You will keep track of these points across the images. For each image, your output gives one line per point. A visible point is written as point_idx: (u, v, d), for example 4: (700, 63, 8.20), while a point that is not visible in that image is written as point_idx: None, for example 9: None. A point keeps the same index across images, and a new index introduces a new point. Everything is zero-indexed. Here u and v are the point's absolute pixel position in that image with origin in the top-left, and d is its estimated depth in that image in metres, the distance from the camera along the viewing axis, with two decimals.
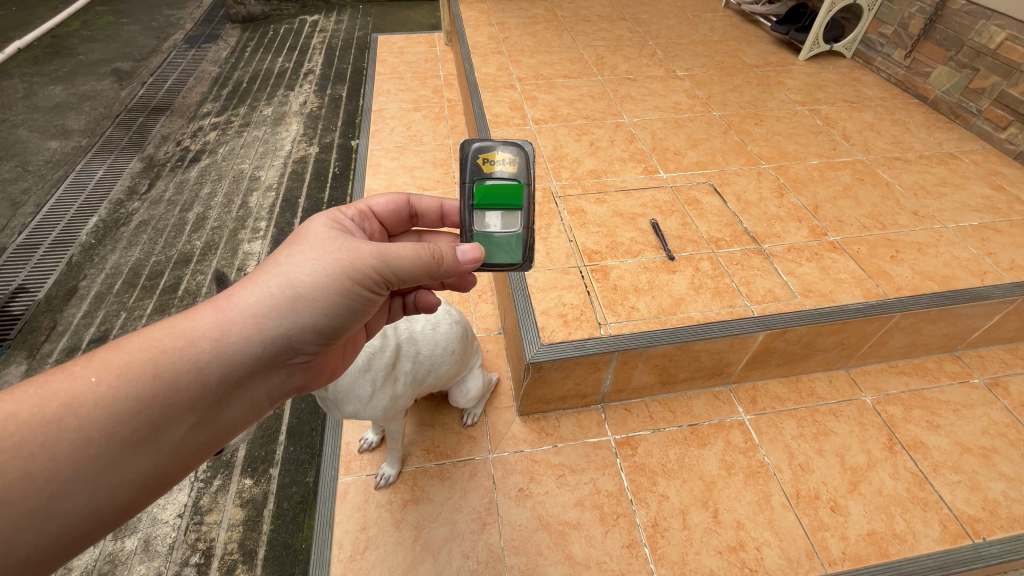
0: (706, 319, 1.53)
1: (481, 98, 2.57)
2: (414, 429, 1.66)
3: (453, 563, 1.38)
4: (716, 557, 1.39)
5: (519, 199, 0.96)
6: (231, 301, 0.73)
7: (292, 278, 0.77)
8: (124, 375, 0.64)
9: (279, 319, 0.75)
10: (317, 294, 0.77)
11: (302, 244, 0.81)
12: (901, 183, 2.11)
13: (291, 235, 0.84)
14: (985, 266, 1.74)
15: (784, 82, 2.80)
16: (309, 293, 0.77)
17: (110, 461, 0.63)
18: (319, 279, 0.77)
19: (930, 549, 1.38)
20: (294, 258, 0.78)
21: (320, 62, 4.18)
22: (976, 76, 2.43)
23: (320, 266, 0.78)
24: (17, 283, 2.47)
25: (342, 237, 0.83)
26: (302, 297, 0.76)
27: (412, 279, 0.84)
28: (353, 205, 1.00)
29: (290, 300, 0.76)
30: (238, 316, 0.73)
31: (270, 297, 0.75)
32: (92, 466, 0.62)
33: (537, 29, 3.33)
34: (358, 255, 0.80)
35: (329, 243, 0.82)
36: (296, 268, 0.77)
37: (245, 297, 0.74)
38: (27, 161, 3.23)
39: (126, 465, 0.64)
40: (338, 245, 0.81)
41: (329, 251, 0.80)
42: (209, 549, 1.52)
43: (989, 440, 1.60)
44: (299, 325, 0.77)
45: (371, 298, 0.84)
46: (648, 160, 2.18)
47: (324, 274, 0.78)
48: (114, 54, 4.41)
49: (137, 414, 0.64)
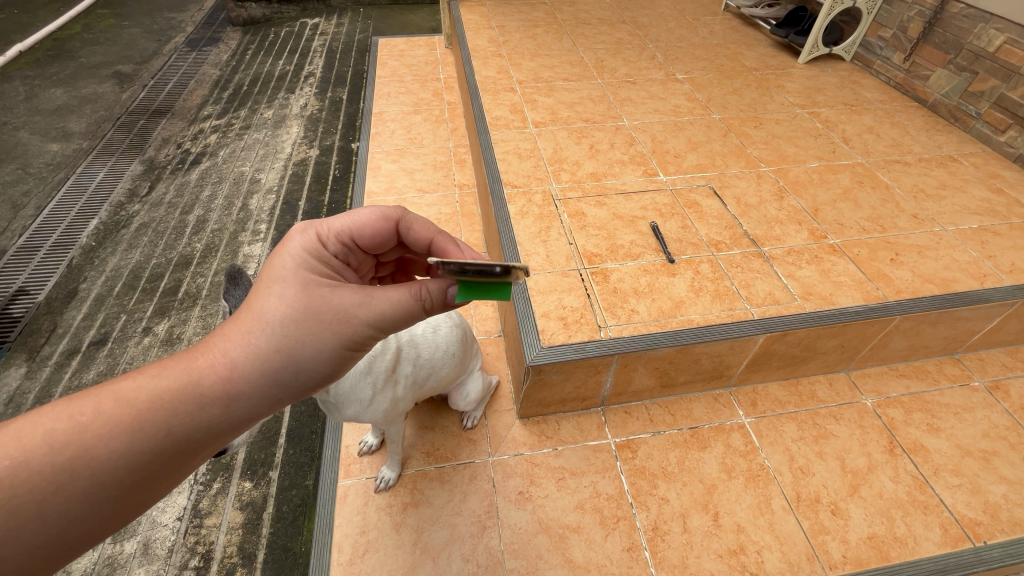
0: (705, 322, 1.53)
1: (481, 101, 2.57)
2: (414, 433, 1.66)
3: (453, 567, 1.38)
4: (716, 561, 1.38)
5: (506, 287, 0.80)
6: (232, 361, 0.69)
7: (291, 346, 0.73)
8: (132, 429, 0.62)
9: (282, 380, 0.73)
10: (320, 359, 0.75)
11: (297, 300, 0.74)
12: (901, 186, 2.11)
13: (277, 284, 0.76)
14: (985, 269, 1.74)
15: (784, 85, 2.80)
16: (314, 357, 0.75)
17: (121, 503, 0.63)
18: (319, 348, 0.75)
19: (930, 553, 1.37)
20: (289, 320, 0.73)
21: (320, 65, 4.19)
22: (975, 79, 2.43)
23: (320, 333, 0.75)
24: (17, 285, 2.47)
25: (335, 290, 0.77)
26: (302, 364, 0.74)
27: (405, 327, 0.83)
28: (334, 236, 0.86)
29: (289, 367, 0.73)
30: (239, 378, 0.69)
31: (273, 358, 0.72)
32: (103, 507, 0.62)
33: (536, 32, 3.33)
34: (357, 322, 0.77)
35: (326, 299, 0.76)
36: (295, 334, 0.73)
37: (244, 354, 0.70)
38: (27, 164, 3.23)
39: (136, 502, 0.65)
40: (334, 304, 0.76)
41: (325, 314, 0.75)
42: (208, 552, 1.51)
43: (990, 443, 1.60)
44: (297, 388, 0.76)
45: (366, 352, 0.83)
46: (648, 164, 2.18)
47: (324, 341, 0.75)
48: (115, 57, 4.42)
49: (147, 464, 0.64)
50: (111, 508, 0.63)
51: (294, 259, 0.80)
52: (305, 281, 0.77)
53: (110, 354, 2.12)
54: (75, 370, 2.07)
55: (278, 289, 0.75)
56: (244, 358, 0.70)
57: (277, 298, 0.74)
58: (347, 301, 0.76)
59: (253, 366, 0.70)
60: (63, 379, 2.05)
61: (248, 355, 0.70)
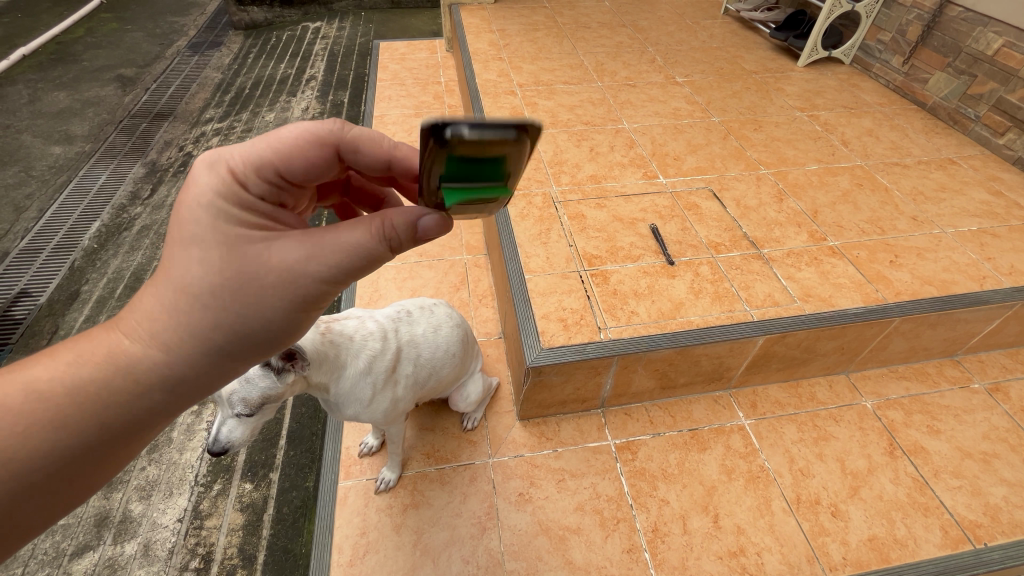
0: (705, 323, 1.54)
1: (481, 104, 2.59)
2: (414, 434, 1.67)
3: (453, 568, 1.38)
4: (717, 562, 1.38)
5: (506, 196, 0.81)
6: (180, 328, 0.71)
7: (239, 317, 0.73)
8: (106, 403, 0.69)
9: (226, 359, 0.77)
10: (265, 327, 0.76)
11: (225, 264, 0.71)
12: (900, 189, 2.11)
13: (198, 244, 0.71)
14: (984, 271, 1.74)
15: (783, 88, 2.82)
16: (255, 330, 0.75)
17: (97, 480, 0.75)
18: (266, 312, 0.74)
19: (931, 555, 1.37)
20: (225, 291, 0.71)
21: (322, 68, 4.22)
22: (974, 82, 2.44)
23: (264, 300, 0.73)
24: (19, 287, 2.48)
25: (270, 247, 0.72)
26: (246, 338, 0.75)
27: (370, 271, 0.78)
28: (253, 171, 0.75)
29: (233, 335, 0.74)
30: (187, 350, 0.72)
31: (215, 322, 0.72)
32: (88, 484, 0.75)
33: (537, 36, 3.35)
34: (310, 285, 0.73)
35: (257, 257, 0.72)
36: (234, 297, 0.71)
37: (174, 338, 0.72)
38: (30, 166, 3.25)
39: (118, 470, 0.77)
40: (271, 265, 0.72)
41: (266, 277, 0.72)
42: (209, 554, 1.52)
43: (990, 445, 1.60)
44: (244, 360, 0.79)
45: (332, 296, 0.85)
46: (648, 166, 2.19)
47: (270, 309, 0.74)
48: (118, 60, 4.45)
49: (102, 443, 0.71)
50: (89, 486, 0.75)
51: (204, 206, 0.71)
52: (230, 236, 0.72)
53: None
54: None
55: (202, 252, 0.70)
56: (173, 340, 0.72)
57: (200, 264, 0.70)
58: (290, 261, 0.72)
59: (190, 346, 0.72)
60: None
61: (179, 338, 0.72)
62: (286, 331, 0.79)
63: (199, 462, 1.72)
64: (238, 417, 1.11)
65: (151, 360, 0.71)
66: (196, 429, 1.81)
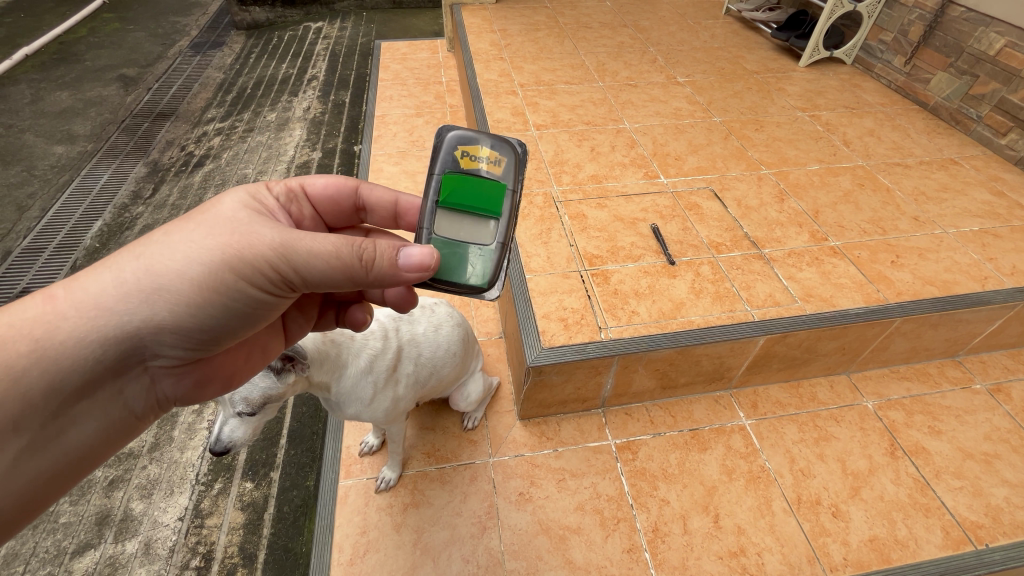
0: (705, 323, 1.53)
1: (483, 103, 2.59)
2: (415, 433, 1.67)
3: (453, 567, 1.38)
4: (717, 562, 1.38)
5: (498, 204, 0.92)
6: (134, 273, 0.77)
7: (191, 270, 0.78)
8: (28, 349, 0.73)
9: (131, 303, 0.77)
10: (187, 277, 0.78)
11: (204, 226, 0.80)
12: (901, 189, 2.11)
13: (197, 211, 0.83)
14: (986, 271, 1.74)
15: (784, 88, 2.81)
16: (182, 282, 0.78)
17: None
18: (196, 257, 0.78)
19: (932, 556, 1.37)
20: (182, 230, 0.80)
21: (323, 68, 4.22)
22: (976, 83, 2.44)
23: (205, 243, 0.79)
24: (21, 287, 2.49)
25: (252, 224, 0.82)
26: (165, 283, 0.78)
27: (329, 276, 0.80)
28: (284, 183, 1.01)
29: (155, 273, 0.77)
30: (135, 301, 0.77)
31: (166, 274, 0.78)
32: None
33: (539, 35, 3.35)
34: (255, 245, 0.79)
35: (228, 226, 0.81)
36: (194, 253, 0.78)
37: (105, 269, 0.77)
38: (33, 166, 3.26)
39: (40, 435, 0.80)
40: (241, 233, 0.80)
41: (232, 237, 0.80)
42: (209, 553, 1.52)
43: (992, 446, 1.59)
44: (148, 318, 0.78)
45: (274, 298, 0.86)
46: (649, 166, 2.19)
47: (205, 256, 0.78)
48: (120, 60, 4.46)
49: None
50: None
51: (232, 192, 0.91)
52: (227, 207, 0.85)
53: None
54: None
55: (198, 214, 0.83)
56: (103, 271, 0.77)
57: (187, 221, 0.81)
58: (260, 232, 0.80)
59: (119, 295, 0.77)
60: None
61: (110, 271, 0.77)
62: (207, 292, 0.80)
63: (201, 461, 1.73)
64: (240, 417, 1.11)
65: (69, 294, 0.76)
66: (197, 428, 1.81)
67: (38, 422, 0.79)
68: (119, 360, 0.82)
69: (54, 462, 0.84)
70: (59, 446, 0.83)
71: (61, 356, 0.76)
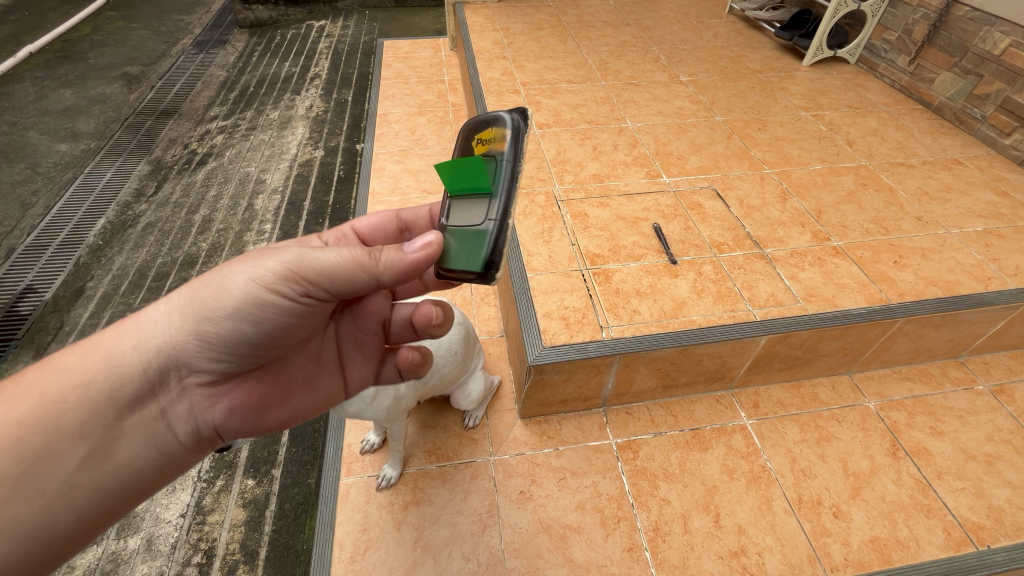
0: (707, 322, 1.53)
1: (485, 102, 2.58)
2: (416, 431, 1.67)
3: (453, 566, 1.39)
4: (717, 562, 1.38)
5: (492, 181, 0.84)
6: (181, 300, 0.85)
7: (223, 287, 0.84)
8: (104, 364, 0.82)
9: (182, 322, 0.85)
10: (224, 295, 0.84)
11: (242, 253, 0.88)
12: (905, 189, 2.10)
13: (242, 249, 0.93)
14: (989, 271, 1.73)
15: (788, 88, 2.80)
16: (217, 297, 0.83)
17: (34, 479, 0.76)
18: (229, 274, 0.84)
19: (933, 557, 1.36)
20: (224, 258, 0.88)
21: (326, 67, 4.22)
22: (980, 82, 2.43)
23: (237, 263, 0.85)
24: (24, 284, 2.50)
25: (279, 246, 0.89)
26: (206, 301, 0.84)
27: (344, 276, 0.82)
28: (336, 231, 1.09)
29: (198, 296, 0.84)
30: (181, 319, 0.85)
31: (205, 294, 0.84)
32: (27, 491, 0.75)
33: (541, 34, 3.34)
34: (275, 257, 0.82)
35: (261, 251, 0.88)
36: (227, 272, 0.84)
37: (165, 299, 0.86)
38: (36, 163, 3.27)
39: (99, 448, 0.82)
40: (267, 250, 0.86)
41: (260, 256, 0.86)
42: (210, 549, 1.52)
43: (994, 447, 1.59)
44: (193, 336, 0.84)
45: (302, 309, 0.87)
46: (651, 165, 2.18)
47: (233, 272, 0.84)
48: (124, 58, 4.47)
49: (47, 410, 0.77)
50: (28, 492, 0.75)
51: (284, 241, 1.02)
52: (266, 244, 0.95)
53: None
54: None
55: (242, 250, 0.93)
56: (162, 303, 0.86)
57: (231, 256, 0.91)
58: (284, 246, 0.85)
59: (173, 317, 0.85)
60: None
61: (166, 301, 0.86)
62: (237, 304, 0.83)
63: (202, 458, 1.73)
64: None
65: (137, 320, 0.86)
66: None
67: (100, 431, 0.82)
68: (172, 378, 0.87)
69: (107, 484, 0.83)
70: (114, 465, 0.83)
71: (130, 370, 0.84)
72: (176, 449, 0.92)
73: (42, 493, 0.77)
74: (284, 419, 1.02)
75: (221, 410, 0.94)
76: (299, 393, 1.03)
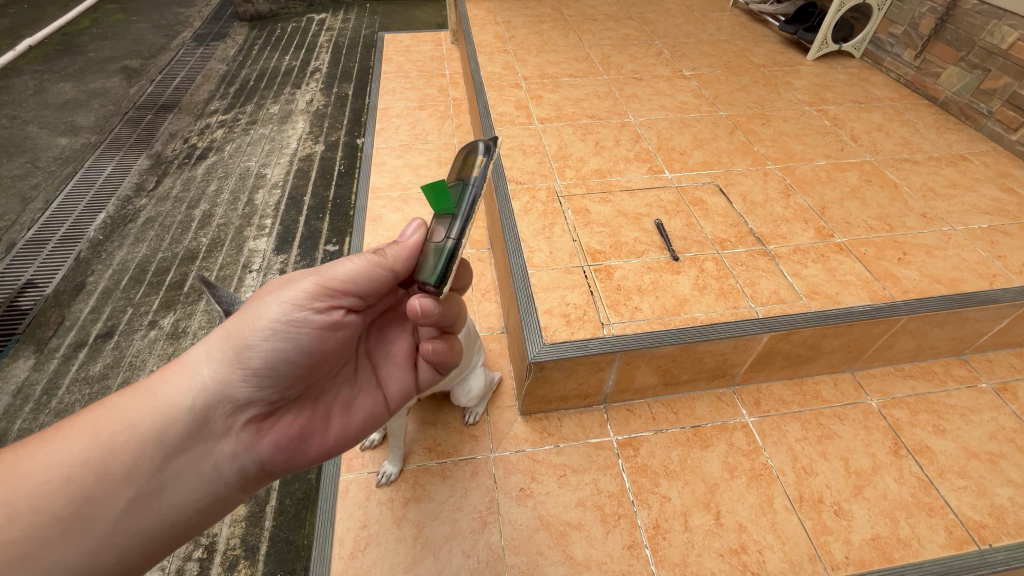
0: (709, 320, 1.52)
1: (486, 97, 2.56)
2: (416, 428, 1.66)
3: (453, 562, 1.39)
4: (718, 559, 1.38)
5: (451, 204, 0.81)
6: (213, 347, 0.86)
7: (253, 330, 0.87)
8: (147, 406, 0.82)
9: (223, 362, 0.86)
10: (258, 327, 0.87)
11: (266, 294, 0.90)
12: (910, 185, 2.08)
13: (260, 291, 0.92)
14: (994, 269, 1.71)
15: (792, 82, 2.77)
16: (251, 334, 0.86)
17: (81, 521, 0.74)
18: (262, 311, 0.87)
19: (935, 555, 1.36)
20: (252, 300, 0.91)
21: (326, 61, 4.19)
22: (987, 77, 2.40)
23: (267, 300, 0.88)
24: (25, 278, 2.50)
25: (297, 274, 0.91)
26: (244, 338, 0.86)
27: (370, 291, 0.92)
28: None
29: (230, 335, 0.86)
30: (218, 366, 0.86)
31: (236, 335, 0.86)
32: (74, 528, 0.74)
33: (543, 28, 3.31)
34: (300, 290, 0.87)
35: (281, 284, 0.91)
36: (256, 316, 0.87)
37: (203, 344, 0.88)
38: (37, 157, 3.26)
39: (144, 487, 0.80)
40: (287, 283, 0.89)
41: (277, 290, 0.89)
42: (211, 544, 1.53)
43: (997, 445, 1.58)
44: (231, 377, 0.86)
45: (330, 328, 0.90)
46: (654, 160, 2.16)
47: (266, 312, 0.87)
48: (123, 51, 4.44)
49: (99, 451, 0.77)
50: (75, 530, 0.74)
51: None
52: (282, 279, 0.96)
53: (116, 347, 2.15)
54: (82, 362, 2.11)
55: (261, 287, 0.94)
56: (197, 349, 0.87)
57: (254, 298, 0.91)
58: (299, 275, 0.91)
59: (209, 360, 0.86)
60: (71, 371, 2.08)
61: (201, 346, 0.87)
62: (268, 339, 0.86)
63: None
64: None
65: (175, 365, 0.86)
66: None
67: (149, 472, 0.80)
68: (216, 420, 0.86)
69: (154, 523, 0.81)
70: (161, 506, 0.81)
71: (183, 408, 0.84)
72: (226, 491, 0.89)
73: (91, 530, 0.75)
74: (330, 449, 0.98)
75: (269, 445, 0.92)
76: (339, 417, 0.99)
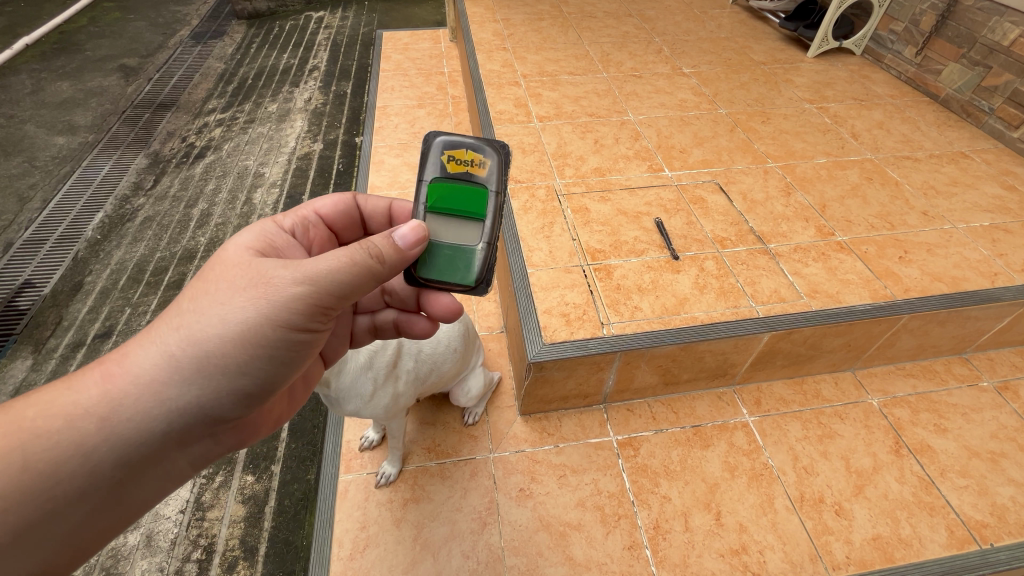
0: (709, 320, 1.51)
1: (485, 95, 2.55)
2: (415, 428, 1.66)
3: (453, 564, 1.38)
4: (718, 560, 1.37)
5: (482, 207, 0.87)
6: (172, 352, 0.71)
7: (230, 337, 0.73)
8: (94, 421, 0.69)
9: (182, 376, 0.72)
10: (225, 337, 0.72)
11: (235, 289, 0.73)
12: (911, 183, 2.07)
13: (222, 279, 0.74)
14: (996, 267, 1.71)
15: (792, 80, 2.76)
16: (220, 341, 0.72)
17: (37, 531, 0.69)
18: (231, 314, 0.72)
19: (936, 555, 1.36)
20: (209, 292, 0.73)
21: (324, 59, 4.18)
22: (988, 74, 2.39)
23: (236, 302, 0.72)
24: (22, 279, 2.49)
25: (273, 267, 0.74)
26: (208, 349, 0.72)
27: (356, 291, 0.77)
28: (296, 213, 0.97)
29: (194, 341, 0.72)
30: (182, 379, 0.72)
31: (204, 340, 0.72)
32: (22, 550, 0.68)
33: (542, 25, 3.30)
34: (283, 292, 0.72)
35: (252, 276, 0.74)
36: (229, 319, 0.72)
37: (146, 344, 0.72)
38: (34, 157, 3.25)
39: (105, 496, 0.74)
40: (263, 281, 0.73)
41: (248, 289, 0.73)
42: (210, 545, 1.52)
43: (998, 444, 1.57)
44: (201, 388, 0.74)
45: (311, 334, 0.79)
46: (654, 158, 2.15)
47: (241, 315, 0.72)
48: (121, 50, 4.42)
49: (44, 471, 0.67)
50: (22, 553, 0.69)
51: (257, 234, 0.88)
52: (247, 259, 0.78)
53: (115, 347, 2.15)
54: (82, 362, 2.10)
55: (221, 271, 0.76)
56: (148, 347, 0.72)
57: (215, 291, 0.73)
58: (273, 269, 0.74)
59: (168, 365, 0.71)
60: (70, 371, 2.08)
61: (155, 346, 0.72)
62: (245, 348, 0.74)
63: None
64: None
65: (123, 369, 0.71)
66: None
67: (102, 491, 0.73)
68: (185, 430, 0.76)
69: (120, 518, 0.77)
70: (126, 504, 0.77)
71: (141, 423, 0.71)
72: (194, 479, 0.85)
73: (44, 548, 0.71)
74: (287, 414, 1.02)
75: (242, 433, 0.89)
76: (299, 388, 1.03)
